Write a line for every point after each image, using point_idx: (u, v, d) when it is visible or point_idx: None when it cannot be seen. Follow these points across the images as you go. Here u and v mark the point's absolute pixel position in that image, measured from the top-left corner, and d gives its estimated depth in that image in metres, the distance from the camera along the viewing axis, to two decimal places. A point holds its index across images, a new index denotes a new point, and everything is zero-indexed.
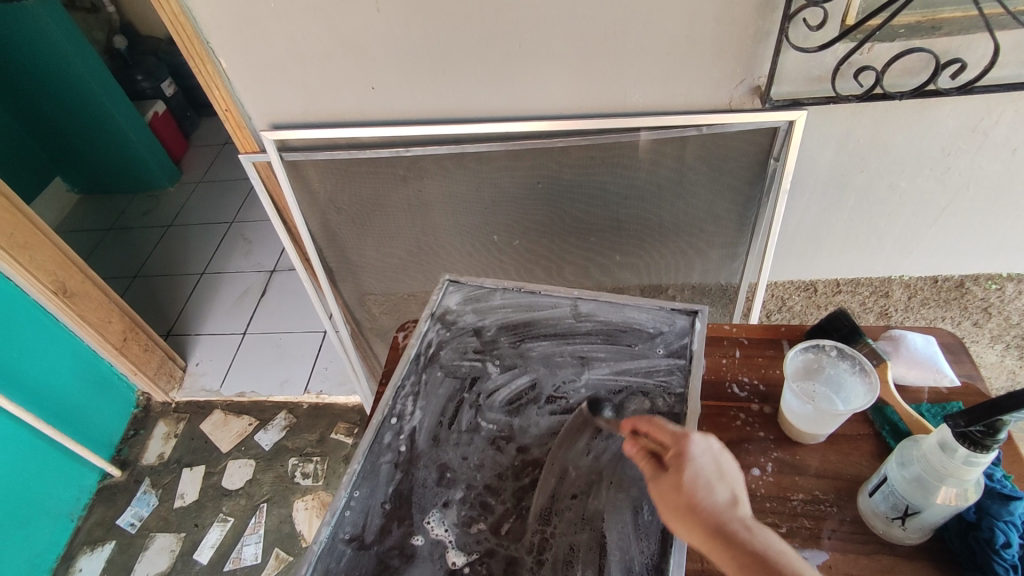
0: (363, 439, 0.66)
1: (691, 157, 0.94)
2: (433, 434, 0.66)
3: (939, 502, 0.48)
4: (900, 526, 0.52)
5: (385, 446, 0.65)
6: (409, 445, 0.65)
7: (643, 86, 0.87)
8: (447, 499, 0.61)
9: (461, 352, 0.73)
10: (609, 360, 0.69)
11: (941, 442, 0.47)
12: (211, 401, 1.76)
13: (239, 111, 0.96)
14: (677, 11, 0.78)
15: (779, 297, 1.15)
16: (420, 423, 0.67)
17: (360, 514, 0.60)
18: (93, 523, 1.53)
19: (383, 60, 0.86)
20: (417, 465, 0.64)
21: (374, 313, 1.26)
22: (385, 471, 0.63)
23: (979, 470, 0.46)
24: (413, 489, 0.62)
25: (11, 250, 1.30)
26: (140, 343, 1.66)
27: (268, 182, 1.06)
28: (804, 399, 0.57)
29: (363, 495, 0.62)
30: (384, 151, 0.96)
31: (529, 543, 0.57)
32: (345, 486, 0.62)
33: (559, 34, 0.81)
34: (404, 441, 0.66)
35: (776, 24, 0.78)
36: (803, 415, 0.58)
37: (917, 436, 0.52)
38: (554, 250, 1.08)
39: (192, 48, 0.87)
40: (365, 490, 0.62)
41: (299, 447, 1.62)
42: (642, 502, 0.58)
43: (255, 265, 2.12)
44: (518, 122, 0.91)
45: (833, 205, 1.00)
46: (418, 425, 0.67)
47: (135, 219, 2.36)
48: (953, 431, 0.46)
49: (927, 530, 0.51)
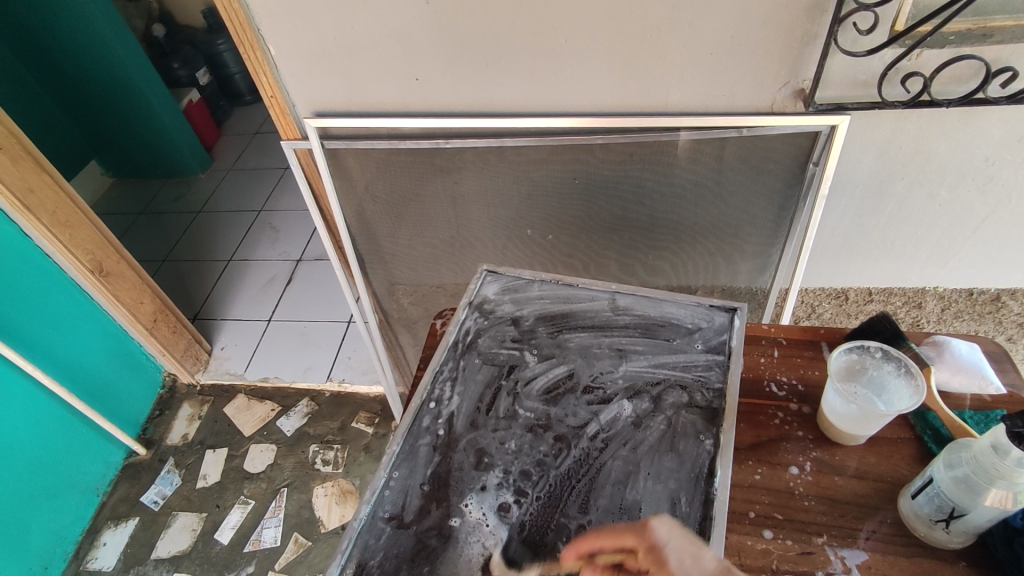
0: (402, 421, 0.67)
1: (730, 159, 0.94)
2: (471, 419, 0.67)
3: (987, 505, 0.49)
4: (944, 528, 0.52)
5: (424, 430, 0.66)
6: (447, 429, 0.66)
7: (686, 86, 0.88)
8: (485, 482, 0.62)
9: (499, 340, 0.74)
10: (647, 353, 0.70)
11: (993, 445, 0.47)
12: (235, 385, 1.79)
13: (284, 98, 0.98)
14: (726, 12, 0.78)
15: (810, 304, 1.15)
16: (458, 408, 0.68)
17: (399, 493, 0.61)
18: (118, 499, 1.56)
19: (429, 53, 0.88)
20: (455, 449, 0.64)
21: (403, 304, 1.28)
22: (424, 453, 0.64)
23: None
24: (451, 471, 0.63)
25: (53, 228, 1.34)
26: (169, 325, 1.69)
27: (308, 170, 1.08)
28: (847, 395, 0.58)
29: (401, 475, 0.63)
30: (424, 142, 0.98)
31: (566, 530, 0.58)
32: (385, 466, 0.63)
33: (605, 31, 0.82)
34: (442, 425, 0.67)
35: (824, 28, 0.78)
36: (846, 414, 0.58)
37: (967, 437, 0.52)
38: (586, 247, 1.08)
39: (243, 34, 0.89)
40: (404, 471, 0.63)
41: (321, 434, 1.64)
42: (679, 493, 0.58)
43: (281, 253, 2.15)
44: (559, 118, 0.92)
45: (870, 212, 0.99)
46: (456, 409, 0.68)
47: (166, 205, 2.41)
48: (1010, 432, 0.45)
49: (971, 534, 0.52)
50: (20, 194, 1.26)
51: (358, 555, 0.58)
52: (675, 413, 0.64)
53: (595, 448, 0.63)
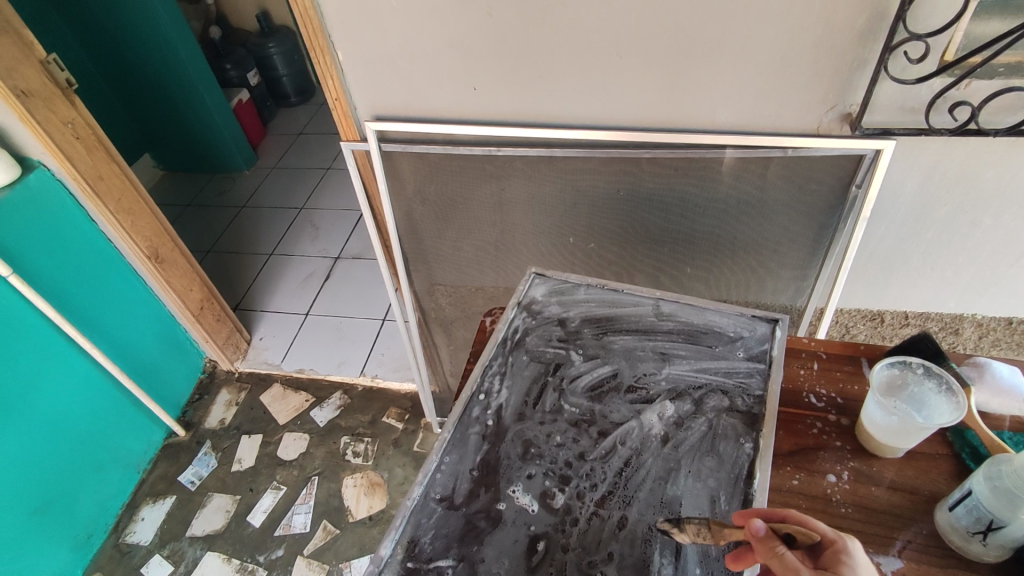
0: (453, 410, 0.70)
1: (773, 178, 0.97)
2: (518, 411, 0.70)
3: None
4: (980, 541, 0.54)
5: (473, 419, 0.70)
6: (496, 420, 0.70)
7: (735, 105, 0.90)
8: (531, 471, 0.65)
9: (546, 339, 0.77)
10: (689, 358, 0.73)
11: None
12: (271, 374, 1.85)
13: (348, 101, 1.03)
14: (778, 36, 0.81)
15: (844, 325, 1.16)
16: (506, 400, 0.71)
17: (450, 477, 0.65)
18: (157, 477, 1.63)
19: (489, 65, 0.92)
20: (503, 439, 0.68)
21: (442, 304, 1.32)
22: (473, 441, 0.68)
23: None
24: (499, 459, 0.66)
25: (117, 214, 1.41)
26: (214, 313, 1.75)
27: (363, 170, 1.14)
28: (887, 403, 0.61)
29: (452, 460, 0.66)
30: (477, 149, 1.02)
31: (608, 520, 0.61)
32: (436, 451, 0.67)
33: (659, 50, 0.85)
34: (491, 416, 0.70)
35: (875, 55, 0.81)
36: (886, 426, 0.60)
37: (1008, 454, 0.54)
38: (625, 257, 1.12)
39: (315, 40, 0.95)
40: (454, 456, 0.67)
41: (352, 427, 1.69)
42: (718, 492, 0.61)
43: (320, 250, 2.22)
44: (609, 131, 0.96)
45: (911, 237, 1.01)
46: (504, 402, 0.71)
47: (212, 198, 2.50)
48: None
49: (1007, 549, 0.53)
50: (90, 180, 1.34)
51: (411, 531, 0.61)
52: (716, 416, 0.66)
53: (638, 445, 0.66)
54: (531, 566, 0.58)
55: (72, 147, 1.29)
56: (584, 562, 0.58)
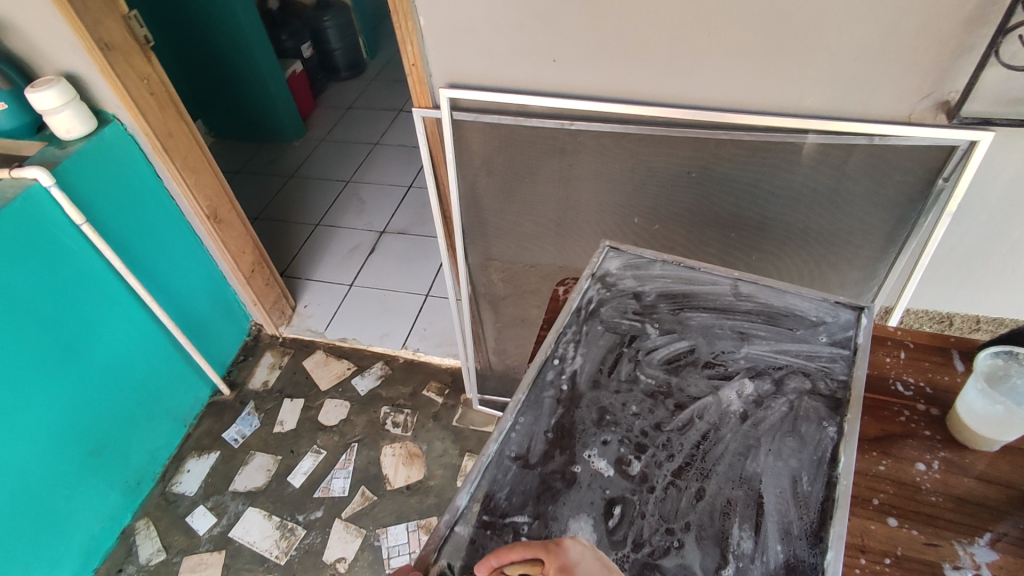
0: (528, 373, 0.70)
1: (855, 166, 0.94)
2: (593, 379, 0.70)
3: None
4: None
5: (548, 383, 0.70)
6: (571, 385, 0.69)
7: (824, 88, 0.88)
8: (606, 437, 0.64)
9: (621, 311, 0.76)
10: (769, 339, 0.71)
11: None
12: (315, 342, 1.87)
13: (424, 68, 1.03)
14: (881, 16, 0.78)
15: (910, 325, 1.13)
16: (581, 367, 0.71)
17: (524, 437, 0.65)
18: (202, 432, 1.67)
19: (572, 35, 0.91)
20: (578, 404, 0.68)
21: (495, 279, 1.32)
22: (548, 404, 0.68)
23: None
24: (574, 424, 0.66)
25: (183, 172, 1.44)
26: (264, 276, 1.78)
27: (431, 138, 1.14)
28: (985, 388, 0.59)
29: (526, 421, 0.66)
30: (550, 122, 1.01)
31: (686, 490, 0.60)
32: (511, 411, 0.67)
33: (752, 26, 0.83)
34: (566, 381, 0.70)
35: (982, 40, 0.78)
36: (984, 413, 0.59)
37: None
38: (689, 241, 1.10)
39: (400, 4, 0.95)
40: (529, 417, 0.67)
41: (392, 397, 1.71)
42: (801, 471, 0.59)
43: (366, 224, 2.24)
44: (689, 108, 0.94)
45: (994, 237, 0.97)
46: (579, 368, 0.71)
47: (262, 167, 2.54)
48: None
49: None
50: (161, 136, 1.37)
51: (486, 486, 0.61)
52: (798, 397, 0.65)
53: (716, 420, 0.65)
54: (607, 529, 0.58)
55: (146, 103, 1.32)
56: (661, 529, 0.57)
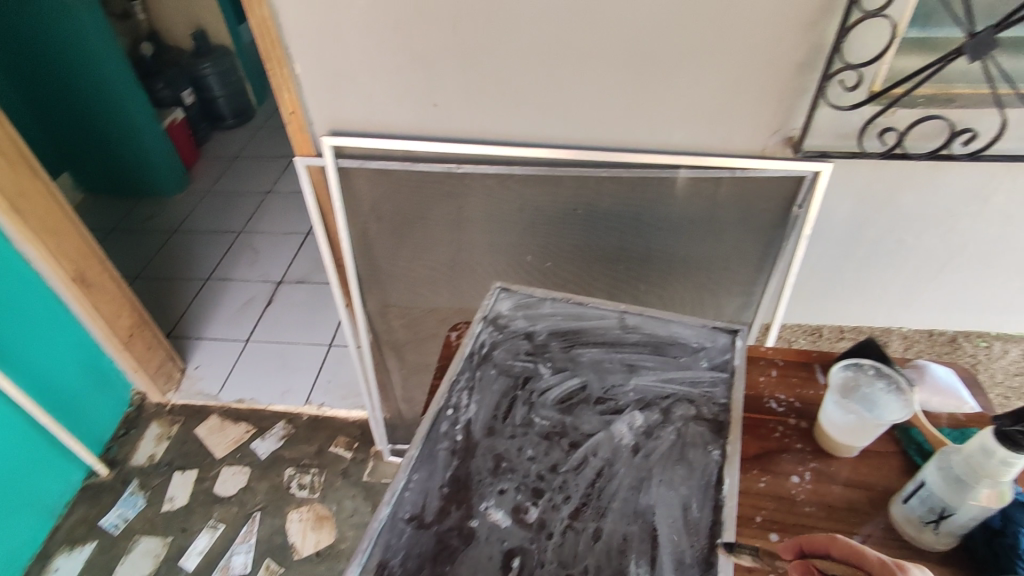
0: (421, 426, 0.68)
1: (723, 198, 1.01)
2: (488, 426, 0.68)
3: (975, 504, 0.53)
4: (934, 530, 0.57)
5: (442, 435, 0.68)
6: (465, 435, 0.68)
7: (687, 128, 0.95)
8: (503, 486, 0.63)
9: (513, 353, 0.76)
10: (656, 370, 0.73)
11: (982, 446, 0.52)
12: (207, 406, 1.73)
13: (304, 116, 1.01)
14: (727, 64, 0.86)
15: (787, 339, 1.23)
16: (476, 415, 0.69)
17: (419, 495, 0.62)
18: (74, 522, 1.48)
19: (450, 83, 0.93)
20: (473, 454, 0.66)
21: (396, 325, 1.29)
22: (443, 458, 0.66)
23: (1014, 474, 0.51)
24: (470, 476, 0.64)
25: (39, 233, 1.30)
26: (145, 340, 1.63)
27: (317, 187, 1.11)
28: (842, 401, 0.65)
29: (421, 478, 0.64)
30: (436, 166, 1.02)
31: (583, 532, 0.59)
32: (404, 469, 0.64)
33: (617, 73, 0.88)
34: (460, 431, 0.68)
35: (814, 83, 0.87)
36: (844, 423, 0.64)
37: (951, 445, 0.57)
38: (582, 276, 1.14)
39: (272, 51, 0.92)
40: (423, 473, 0.64)
41: (297, 457, 1.61)
42: (692, 498, 0.61)
43: (261, 275, 2.13)
44: (568, 150, 0.98)
45: (846, 254, 1.08)
46: (473, 417, 0.69)
47: (141, 221, 2.36)
48: (996, 431, 0.50)
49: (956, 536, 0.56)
50: (11, 195, 1.24)
51: (379, 554, 0.58)
52: (684, 425, 0.67)
53: (610, 456, 0.65)
54: None
55: None
56: None
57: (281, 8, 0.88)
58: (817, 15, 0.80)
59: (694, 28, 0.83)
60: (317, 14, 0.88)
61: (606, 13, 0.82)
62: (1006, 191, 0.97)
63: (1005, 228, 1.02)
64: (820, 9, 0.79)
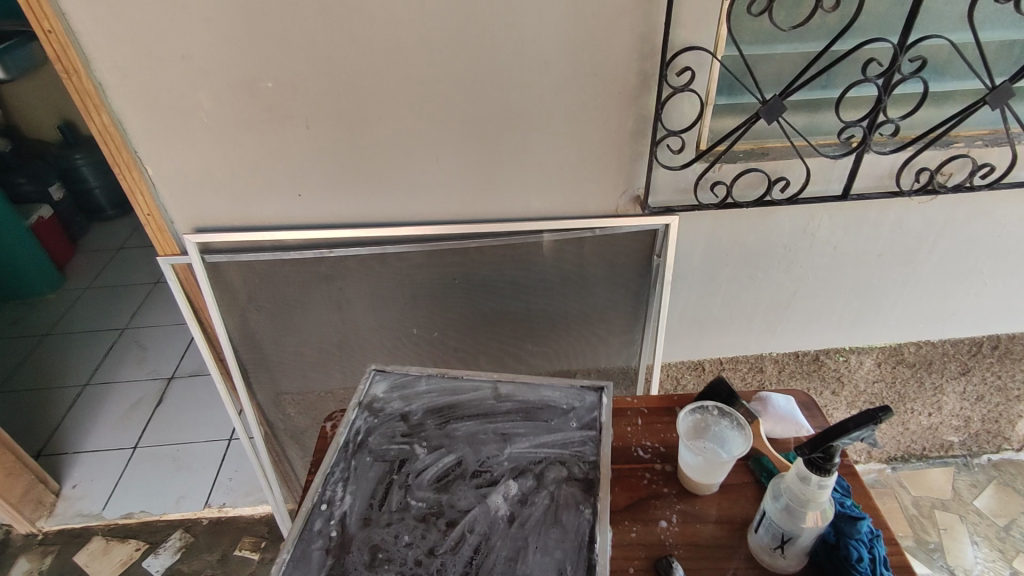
0: (293, 527, 0.66)
1: (589, 255, 1.08)
2: (364, 516, 0.68)
3: (807, 526, 0.59)
4: (781, 555, 0.61)
5: (316, 533, 0.66)
6: (340, 530, 0.66)
7: (544, 195, 1.01)
8: None
9: (389, 437, 0.76)
10: (528, 436, 0.75)
11: (799, 473, 0.59)
12: (89, 528, 1.56)
13: (162, 216, 0.99)
14: (568, 137, 0.94)
15: (674, 377, 1.30)
16: (351, 507, 0.68)
17: None
18: None
19: (311, 173, 0.95)
20: (349, 549, 0.64)
21: (289, 414, 1.24)
22: (316, 557, 0.64)
23: (829, 492, 0.58)
24: (344, 573, 0.62)
25: None
26: (4, 466, 1.45)
27: (185, 284, 1.08)
28: (692, 448, 0.70)
29: None
30: (308, 252, 1.02)
31: None
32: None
33: (470, 152, 0.94)
34: (335, 526, 0.67)
35: (646, 148, 0.96)
36: (697, 465, 0.69)
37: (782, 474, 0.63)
38: (471, 342, 1.16)
39: (119, 156, 0.90)
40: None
41: (197, 570, 1.47)
42: (565, 561, 0.62)
43: (149, 373, 1.99)
44: (437, 225, 1.01)
45: (708, 294, 1.18)
46: (348, 509, 0.68)
47: (6, 330, 2.16)
48: (804, 459, 0.58)
49: (802, 556, 0.61)
50: None
51: None
52: (557, 487, 0.69)
53: (486, 529, 0.66)
54: None
55: None
56: None
57: (125, 115, 0.87)
58: (637, 91, 0.90)
59: (532, 108, 0.90)
60: (165, 117, 0.88)
61: (450, 100, 0.88)
62: (827, 226, 1.10)
63: (834, 257, 1.15)
64: (639, 86, 0.89)
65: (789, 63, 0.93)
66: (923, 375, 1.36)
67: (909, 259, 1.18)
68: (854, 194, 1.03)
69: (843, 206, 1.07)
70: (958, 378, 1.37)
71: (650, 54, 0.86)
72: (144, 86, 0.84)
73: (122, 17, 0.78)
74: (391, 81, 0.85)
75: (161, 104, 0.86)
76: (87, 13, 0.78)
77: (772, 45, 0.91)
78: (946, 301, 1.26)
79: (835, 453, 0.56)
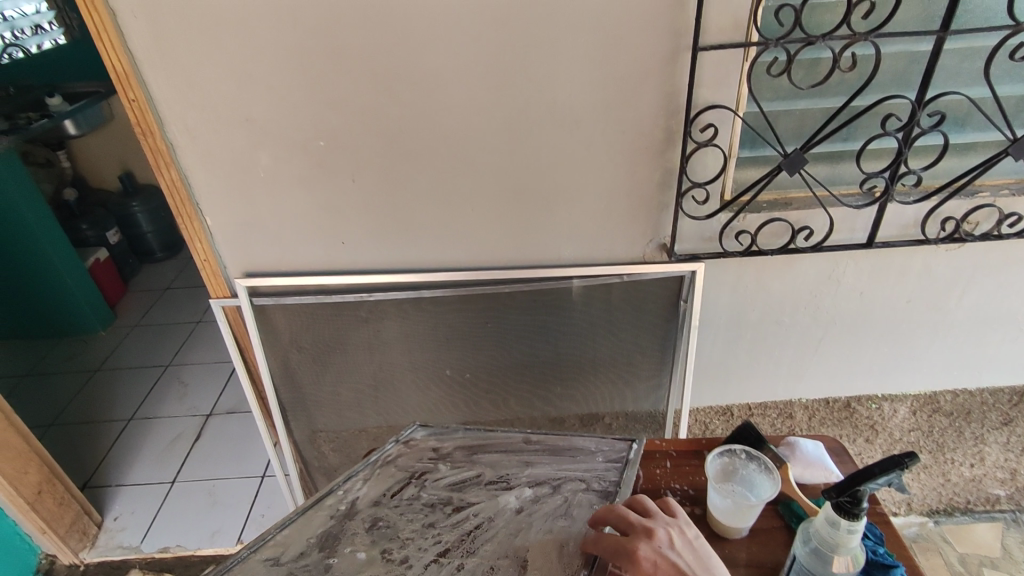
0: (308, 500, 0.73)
1: (616, 300, 1.11)
2: (374, 501, 0.74)
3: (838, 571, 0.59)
4: None
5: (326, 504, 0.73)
6: (349, 504, 0.73)
7: (573, 243, 1.06)
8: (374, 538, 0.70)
9: (416, 458, 0.80)
10: (550, 461, 0.79)
11: (827, 518, 0.60)
12: (127, 560, 1.60)
13: (217, 262, 1.06)
14: (597, 188, 0.99)
15: (702, 422, 1.31)
16: (363, 494, 0.75)
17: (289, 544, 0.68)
18: None
19: (355, 222, 1.01)
20: (353, 517, 0.72)
21: (324, 452, 1.28)
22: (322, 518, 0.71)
23: (858, 537, 0.58)
24: (346, 534, 0.70)
25: None
26: (55, 496, 1.50)
27: (234, 324, 1.14)
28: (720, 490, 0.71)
29: (296, 535, 0.69)
30: (349, 296, 1.07)
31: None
32: (280, 524, 0.70)
33: (503, 203, 0.99)
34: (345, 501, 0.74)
35: (671, 199, 1.01)
36: (725, 508, 0.70)
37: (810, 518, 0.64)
38: (501, 384, 1.19)
39: (183, 208, 0.99)
40: (300, 530, 0.69)
41: None
42: (565, 542, 0.68)
43: (189, 409, 2.06)
44: (471, 271, 1.06)
45: (735, 339, 1.19)
46: (362, 494, 0.75)
47: (59, 365, 2.27)
48: (831, 503, 0.59)
49: None
50: None
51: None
52: (572, 493, 0.74)
53: (490, 516, 0.72)
54: None
55: None
56: None
57: (191, 171, 0.96)
58: (662, 146, 0.95)
59: (563, 162, 0.95)
60: (226, 173, 0.96)
61: (486, 156, 0.94)
62: (854, 273, 1.12)
63: (862, 304, 1.16)
64: (664, 141, 0.94)
65: (809, 118, 0.97)
66: (962, 425, 1.34)
67: (939, 307, 1.18)
68: (879, 243, 1.05)
69: (868, 254, 1.09)
70: (1000, 428, 1.34)
71: (674, 113, 0.91)
72: (210, 145, 0.93)
73: (195, 85, 0.87)
74: (432, 139, 0.92)
75: (223, 161, 0.95)
76: (165, 82, 0.87)
77: (793, 101, 0.95)
78: (981, 349, 1.25)
79: (862, 497, 0.57)
